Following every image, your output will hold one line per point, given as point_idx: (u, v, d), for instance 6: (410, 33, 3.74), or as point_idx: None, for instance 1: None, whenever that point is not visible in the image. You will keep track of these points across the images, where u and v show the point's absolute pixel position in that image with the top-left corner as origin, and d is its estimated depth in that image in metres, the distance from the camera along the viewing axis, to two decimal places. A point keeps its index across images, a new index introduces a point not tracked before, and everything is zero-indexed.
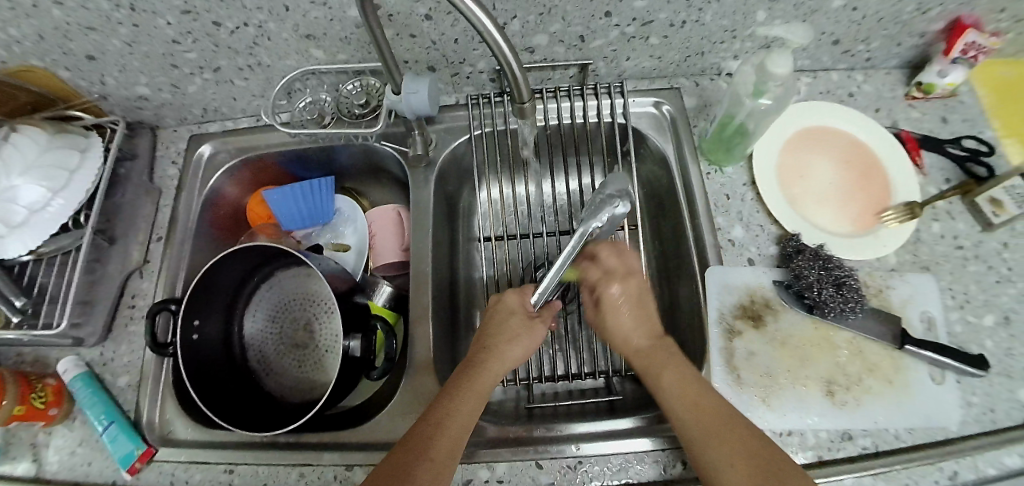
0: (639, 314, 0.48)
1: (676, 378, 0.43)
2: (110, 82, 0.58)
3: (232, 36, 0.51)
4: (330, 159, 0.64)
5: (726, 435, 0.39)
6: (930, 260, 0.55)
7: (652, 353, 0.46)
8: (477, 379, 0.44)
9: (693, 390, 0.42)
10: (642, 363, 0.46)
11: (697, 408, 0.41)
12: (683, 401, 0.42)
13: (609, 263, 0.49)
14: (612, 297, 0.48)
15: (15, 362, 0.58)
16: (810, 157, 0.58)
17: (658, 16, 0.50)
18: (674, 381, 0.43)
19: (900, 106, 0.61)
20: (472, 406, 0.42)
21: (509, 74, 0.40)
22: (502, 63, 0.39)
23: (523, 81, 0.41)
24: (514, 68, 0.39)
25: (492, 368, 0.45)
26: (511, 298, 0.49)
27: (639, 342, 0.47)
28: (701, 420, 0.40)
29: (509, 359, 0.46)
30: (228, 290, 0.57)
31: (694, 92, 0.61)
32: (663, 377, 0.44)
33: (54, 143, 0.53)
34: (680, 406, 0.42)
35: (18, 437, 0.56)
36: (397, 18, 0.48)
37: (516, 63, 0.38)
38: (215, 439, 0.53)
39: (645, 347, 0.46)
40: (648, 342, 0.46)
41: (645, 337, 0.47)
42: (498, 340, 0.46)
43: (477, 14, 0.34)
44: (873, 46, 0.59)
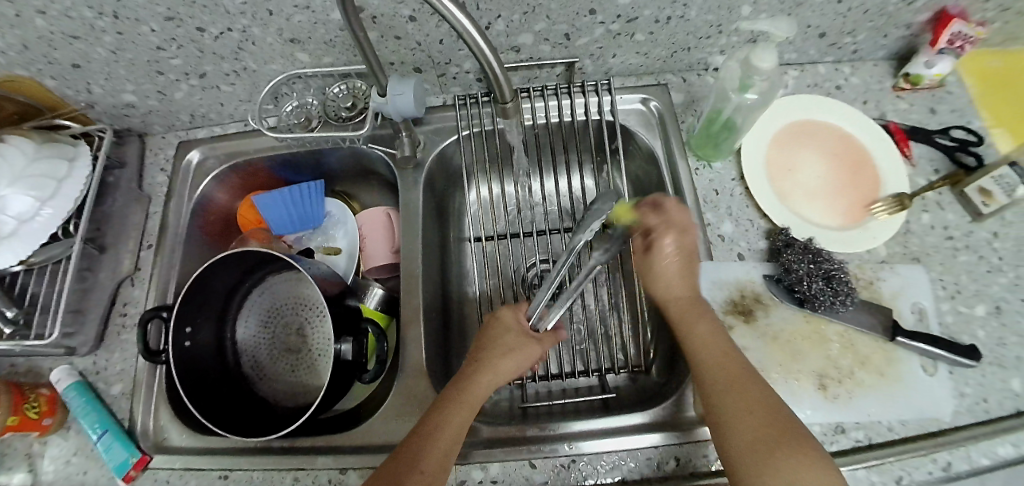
0: (686, 270, 0.46)
1: (709, 333, 0.44)
2: (96, 90, 0.58)
3: (217, 41, 0.51)
4: (319, 163, 0.64)
5: (745, 387, 0.40)
6: (920, 252, 0.55)
7: (689, 305, 0.46)
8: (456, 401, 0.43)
9: (722, 347, 0.43)
10: (678, 312, 0.46)
11: (724, 362, 0.42)
12: (710, 354, 0.42)
13: (654, 221, 0.45)
14: (667, 248, 0.45)
15: (8, 372, 0.58)
16: (798, 151, 0.58)
17: (642, 12, 0.50)
18: (707, 336, 0.43)
19: (889, 97, 0.61)
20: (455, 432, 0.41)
21: (491, 75, 0.41)
22: (482, 62, 0.39)
23: (505, 82, 0.42)
24: (494, 69, 0.39)
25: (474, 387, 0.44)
26: (506, 314, 0.49)
27: (679, 292, 0.46)
28: (722, 374, 0.41)
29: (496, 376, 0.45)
30: (221, 297, 0.57)
31: (681, 88, 0.61)
32: (695, 329, 0.44)
33: (42, 152, 0.53)
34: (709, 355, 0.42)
35: (12, 447, 0.56)
36: (381, 20, 0.48)
37: (497, 63, 0.39)
38: (210, 446, 0.53)
39: (687, 298, 0.46)
40: (687, 300, 0.46)
41: (688, 293, 0.46)
42: (486, 358, 0.46)
43: (455, 13, 0.34)
44: (859, 38, 0.59)
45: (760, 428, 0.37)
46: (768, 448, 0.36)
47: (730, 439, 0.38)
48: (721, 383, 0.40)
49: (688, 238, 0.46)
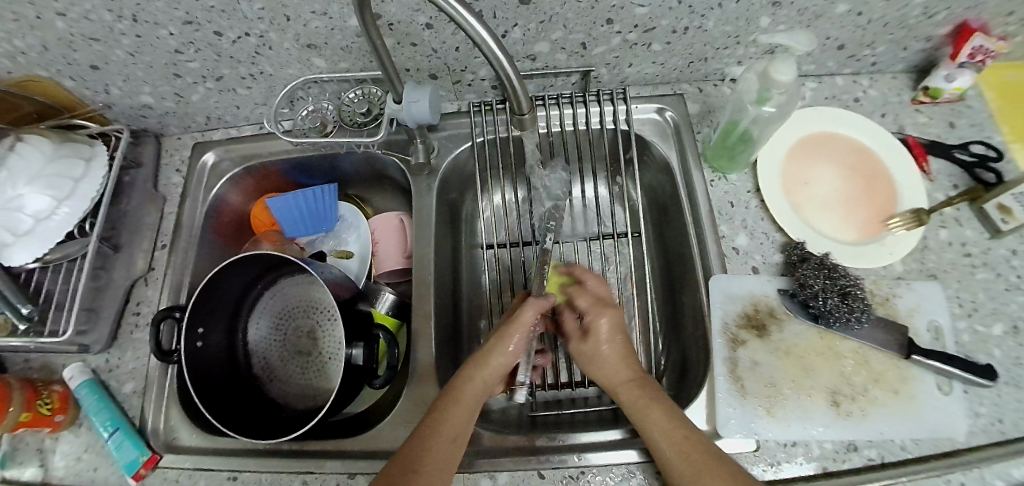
0: (621, 350, 0.47)
1: (662, 416, 0.42)
2: (114, 91, 0.58)
3: (234, 46, 0.51)
4: (333, 167, 0.64)
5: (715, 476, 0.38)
6: (937, 268, 0.54)
7: (637, 387, 0.45)
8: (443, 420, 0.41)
9: (679, 430, 0.41)
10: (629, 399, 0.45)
11: (688, 451, 0.40)
12: (672, 442, 0.41)
13: (586, 304, 0.48)
14: (601, 329, 0.47)
15: (23, 368, 0.58)
16: (814, 164, 0.57)
17: (659, 23, 0.50)
18: (661, 419, 0.42)
19: (907, 111, 0.61)
20: (444, 455, 0.40)
21: (508, 86, 0.41)
22: (499, 73, 0.39)
23: (522, 92, 0.42)
24: (512, 81, 0.40)
25: (461, 403, 0.42)
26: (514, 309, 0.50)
27: (626, 375, 0.46)
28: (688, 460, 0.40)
29: (483, 381, 0.44)
30: (232, 298, 0.57)
31: (697, 98, 0.60)
32: (648, 416, 0.43)
33: (59, 152, 0.54)
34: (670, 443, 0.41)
35: (26, 442, 0.57)
36: (398, 27, 0.48)
37: (515, 73, 0.39)
38: (219, 447, 0.53)
39: (633, 382, 0.45)
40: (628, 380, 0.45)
41: (628, 370, 0.46)
42: (471, 364, 0.45)
43: (474, 25, 0.34)
44: (879, 51, 0.58)
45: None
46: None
47: None
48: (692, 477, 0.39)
49: (615, 311, 0.48)
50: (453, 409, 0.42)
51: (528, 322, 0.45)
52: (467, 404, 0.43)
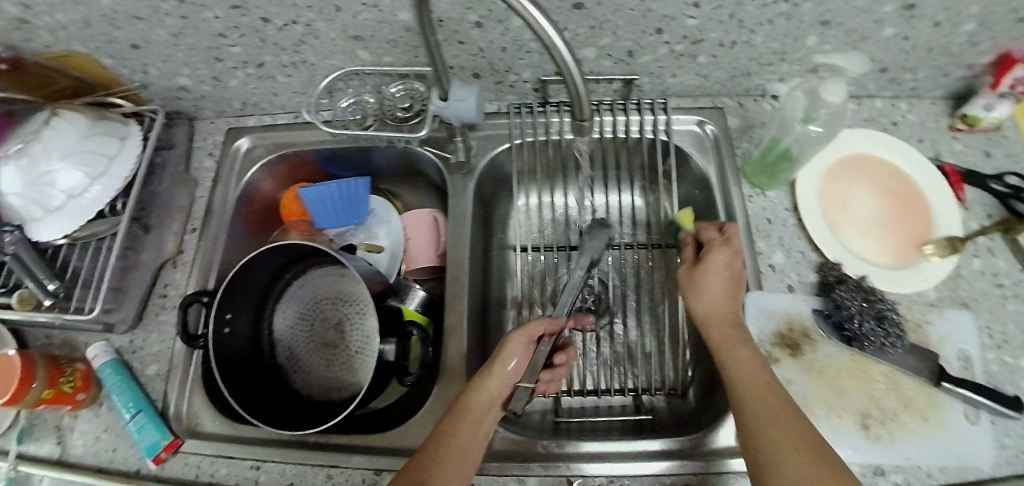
0: (730, 291, 0.45)
1: (748, 357, 0.42)
2: (152, 71, 0.57)
3: (280, 33, 0.50)
4: (366, 160, 0.64)
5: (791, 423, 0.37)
6: (969, 297, 0.54)
7: (734, 328, 0.44)
8: (453, 432, 0.40)
9: (763, 376, 0.41)
10: (717, 334, 0.44)
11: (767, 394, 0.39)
12: (751, 382, 0.40)
13: (710, 234, 0.49)
14: (714, 263, 0.46)
15: (44, 344, 0.58)
16: (853, 186, 0.57)
17: (708, 35, 0.51)
18: (748, 361, 0.42)
19: (944, 138, 0.60)
20: (450, 474, 0.38)
21: (571, 84, 0.39)
22: (564, 72, 0.37)
23: (586, 94, 0.41)
24: (574, 79, 0.38)
25: (467, 419, 0.41)
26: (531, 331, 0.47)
27: (723, 313, 0.45)
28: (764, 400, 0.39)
29: (488, 394, 0.43)
30: (261, 285, 0.57)
31: (737, 112, 0.60)
32: (736, 355, 0.42)
33: (94, 129, 0.54)
34: (747, 383, 0.40)
35: (43, 419, 0.56)
36: (448, 24, 0.48)
37: (579, 74, 0.38)
38: (244, 436, 0.52)
39: (728, 319, 0.44)
40: (725, 321, 0.44)
41: (727, 313, 0.45)
42: (477, 377, 0.44)
43: (543, 26, 0.33)
44: (921, 76, 0.58)
45: (806, 461, 0.34)
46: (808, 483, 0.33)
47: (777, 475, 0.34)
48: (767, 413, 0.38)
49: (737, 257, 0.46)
50: (459, 426, 0.41)
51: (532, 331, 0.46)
52: (475, 418, 0.42)
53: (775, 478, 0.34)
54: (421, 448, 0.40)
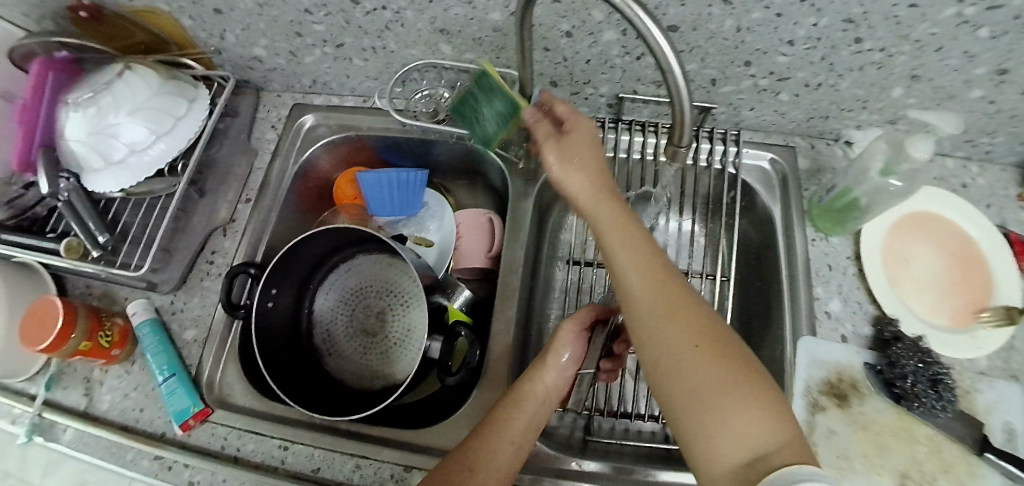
0: (595, 165, 0.40)
1: (632, 238, 0.36)
2: (230, 38, 0.57)
3: (366, 17, 0.50)
4: (426, 152, 0.64)
5: (679, 309, 0.33)
6: (1020, 370, 0.53)
7: (608, 204, 0.38)
8: (507, 421, 0.40)
9: (649, 257, 0.35)
10: (599, 215, 0.38)
11: (661, 286, 0.34)
12: (636, 269, 0.35)
13: (564, 113, 0.43)
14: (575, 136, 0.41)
15: (86, 294, 0.58)
16: (919, 243, 0.56)
17: (795, 74, 0.50)
18: (632, 242, 0.36)
19: (1013, 206, 0.59)
20: (502, 460, 0.38)
21: (676, 107, 0.36)
22: (671, 91, 0.35)
23: (688, 119, 0.37)
24: (682, 103, 0.35)
25: (522, 408, 0.41)
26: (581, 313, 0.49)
27: (593, 182, 0.39)
28: (650, 291, 0.34)
29: (543, 385, 0.43)
30: (308, 265, 0.57)
31: (808, 154, 0.60)
32: (624, 237, 0.36)
33: (165, 88, 0.52)
34: (637, 274, 0.35)
35: (74, 368, 0.56)
36: (538, 30, 0.48)
37: (687, 95, 0.35)
38: (273, 413, 0.52)
39: (598, 188, 0.39)
40: (605, 196, 0.39)
41: (601, 189, 0.39)
42: (533, 369, 0.45)
43: (654, 33, 0.32)
44: (999, 141, 0.57)
45: (696, 359, 0.30)
46: (708, 401, 0.29)
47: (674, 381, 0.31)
48: (655, 308, 0.33)
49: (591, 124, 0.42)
50: (514, 416, 0.41)
51: (583, 320, 0.47)
52: (530, 409, 0.42)
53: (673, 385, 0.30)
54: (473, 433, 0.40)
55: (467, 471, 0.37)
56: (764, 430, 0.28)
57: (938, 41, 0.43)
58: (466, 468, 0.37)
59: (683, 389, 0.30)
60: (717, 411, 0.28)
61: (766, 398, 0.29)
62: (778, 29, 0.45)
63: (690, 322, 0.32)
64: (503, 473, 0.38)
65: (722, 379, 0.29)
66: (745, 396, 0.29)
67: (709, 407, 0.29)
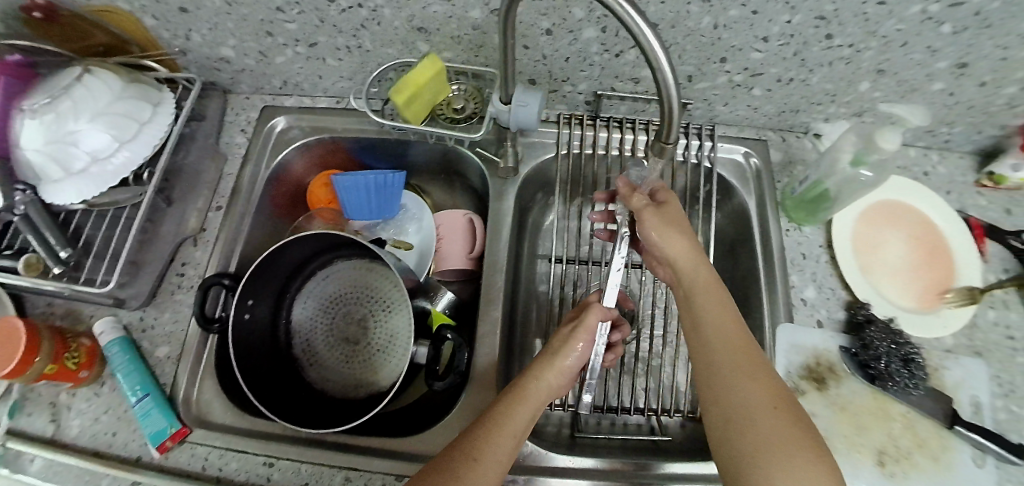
0: (690, 241, 0.44)
1: (723, 309, 0.41)
2: (195, 38, 0.54)
3: (342, 15, 0.48)
4: (402, 153, 0.63)
5: (756, 379, 0.36)
6: (982, 346, 0.56)
7: (702, 275, 0.43)
8: (511, 415, 0.39)
9: (734, 329, 0.39)
10: (694, 283, 0.43)
11: (742, 356, 0.38)
12: (717, 334, 0.39)
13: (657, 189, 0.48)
14: (670, 210, 0.46)
15: (45, 314, 0.55)
16: (887, 229, 0.59)
17: (769, 70, 0.51)
18: (720, 311, 0.41)
19: (970, 192, 0.62)
20: (502, 455, 0.37)
21: (665, 107, 0.36)
22: (660, 91, 0.35)
23: (677, 118, 0.37)
24: (672, 102, 0.35)
25: (524, 405, 0.40)
26: (591, 318, 0.46)
27: (687, 254, 0.44)
28: (728, 355, 0.38)
29: (546, 386, 0.42)
30: (283, 274, 0.55)
31: (780, 147, 0.62)
32: (711, 305, 0.41)
33: (128, 92, 0.50)
34: (718, 339, 0.39)
35: (39, 393, 0.53)
36: (519, 27, 0.47)
37: (677, 95, 0.35)
38: (255, 429, 0.50)
39: (696, 262, 0.44)
40: (698, 265, 0.44)
41: (693, 258, 0.44)
42: (538, 366, 0.43)
43: (645, 34, 0.32)
44: (956, 130, 0.60)
45: (770, 425, 0.34)
46: (782, 450, 0.32)
47: (742, 439, 0.34)
48: (733, 372, 0.37)
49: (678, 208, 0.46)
50: (517, 410, 0.39)
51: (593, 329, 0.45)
52: (532, 407, 0.40)
53: (740, 440, 0.34)
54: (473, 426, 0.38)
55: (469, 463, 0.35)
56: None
57: (902, 36, 0.45)
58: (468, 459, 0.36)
59: (750, 447, 0.33)
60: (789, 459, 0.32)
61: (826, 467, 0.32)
62: (753, 26, 0.46)
63: (767, 392, 0.36)
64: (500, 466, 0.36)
65: (788, 447, 0.32)
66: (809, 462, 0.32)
67: (782, 455, 0.32)
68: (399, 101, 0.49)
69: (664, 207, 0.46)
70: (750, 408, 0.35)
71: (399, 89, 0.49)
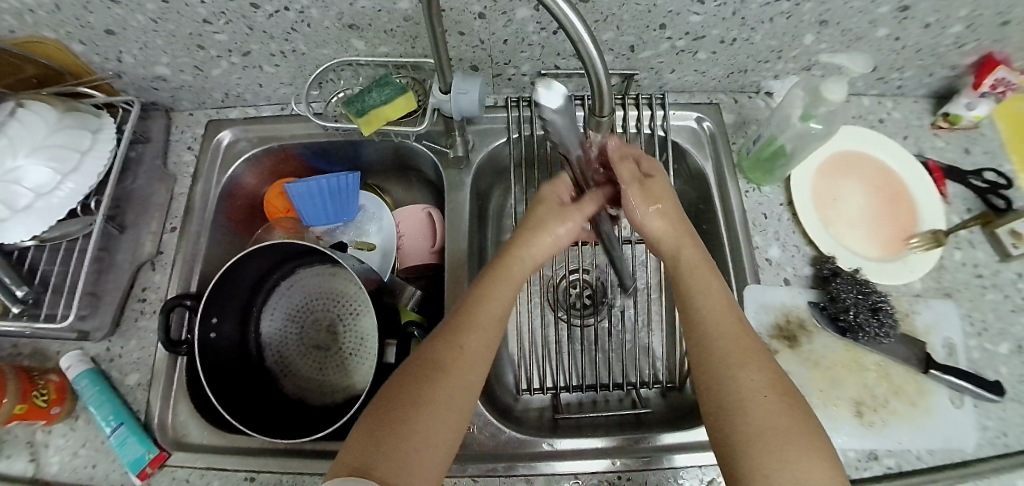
0: (676, 224, 0.43)
1: (718, 294, 0.40)
2: (127, 59, 0.53)
3: (270, 20, 0.47)
4: (356, 154, 0.62)
5: (750, 362, 0.36)
6: (952, 287, 0.56)
7: (699, 261, 0.42)
8: (490, 296, 0.40)
9: (731, 314, 0.39)
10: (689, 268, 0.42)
11: (736, 342, 0.37)
12: (711, 319, 0.39)
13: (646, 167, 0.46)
14: (657, 189, 0.44)
15: (10, 355, 0.54)
16: (845, 181, 0.59)
17: (710, 32, 0.51)
18: (717, 297, 0.40)
19: (926, 135, 0.62)
20: (485, 334, 0.38)
21: (594, 80, 0.35)
22: (586, 66, 0.33)
23: (608, 91, 0.36)
24: (599, 76, 0.34)
25: (506, 285, 0.41)
26: (590, 204, 0.44)
27: (670, 237, 0.43)
28: (723, 340, 0.37)
29: (532, 262, 0.43)
30: (246, 288, 0.55)
31: (732, 109, 0.62)
32: (707, 289, 0.40)
33: (64, 122, 0.49)
34: (712, 325, 0.38)
35: (13, 435, 0.52)
36: (450, 14, 0.46)
37: (603, 68, 0.33)
38: (234, 446, 0.50)
39: (689, 249, 0.42)
40: (693, 249, 0.42)
41: (685, 241, 0.43)
42: (531, 235, 0.42)
43: (568, 16, 0.30)
44: (906, 75, 0.59)
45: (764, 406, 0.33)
46: (778, 435, 0.32)
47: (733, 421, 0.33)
48: (727, 356, 0.36)
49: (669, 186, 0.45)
50: (498, 289, 0.41)
51: (589, 215, 0.44)
52: (512, 284, 0.41)
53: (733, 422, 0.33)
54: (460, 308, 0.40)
55: (455, 350, 0.37)
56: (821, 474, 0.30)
57: None
58: (454, 346, 0.37)
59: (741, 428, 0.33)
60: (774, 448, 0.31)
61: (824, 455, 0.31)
62: None
63: (763, 376, 0.35)
64: (483, 364, 0.38)
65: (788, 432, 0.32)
66: (805, 446, 0.31)
67: (771, 443, 0.31)
68: (367, 132, 0.52)
69: (650, 183, 0.44)
70: (743, 390, 0.34)
71: (367, 121, 0.51)
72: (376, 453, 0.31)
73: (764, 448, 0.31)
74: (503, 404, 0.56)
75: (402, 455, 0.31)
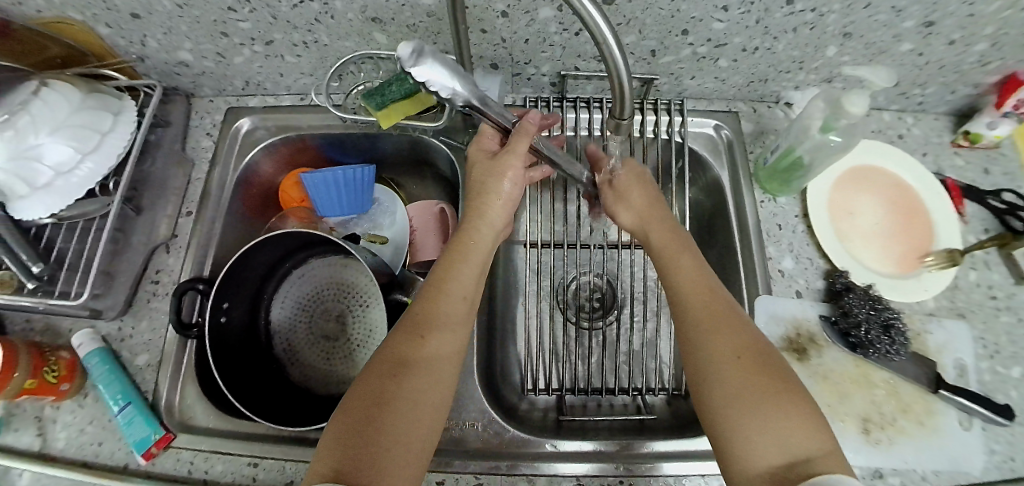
0: (647, 209, 0.47)
1: (689, 263, 0.41)
2: (151, 44, 0.54)
3: (294, 10, 0.48)
4: (372, 147, 0.63)
5: (723, 323, 0.37)
6: (965, 308, 0.56)
7: (671, 240, 0.44)
8: (450, 277, 0.40)
9: (704, 280, 0.40)
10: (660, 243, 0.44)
11: (709, 307, 0.38)
12: (688, 286, 0.40)
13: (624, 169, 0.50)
14: (628, 186, 0.48)
15: (24, 330, 0.55)
16: (861, 195, 0.58)
17: (733, 40, 0.51)
18: (690, 265, 0.41)
19: (946, 153, 0.62)
20: (450, 316, 0.39)
21: (615, 81, 0.35)
22: (609, 68, 0.34)
23: (630, 94, 0.36)
24: (621, 78, 0.34)
25: (466, 265, 0.41)
26: (518, 143, 0.41)
27: (644, 223, 0.46)
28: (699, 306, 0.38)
29: (483, 223, 0.43)
30: (258, 275, 0.55)
31: (751, 118, 0.62)
32: (676, 260, 0.42)
33: (86, 102, 0.49)
34: (688, 294, 0.39)
35: (23, 409, 0.53)
36: (473, 11, 0.46)
37: (626, 71, 0.34)
38: (237, 431, 0.50)
39: (663, 230, 0.45)
40: (662, 230, 0.45)
41: (660, 222, 0.45)
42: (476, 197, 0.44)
43: (593, 17, 0.30)
44: (928, 92, 0.59)
45: (733, 370, 0.34)
46: (753, 397, 0.33)
47: (708, 388, 0.35)
48: (700, 319, 0.37)
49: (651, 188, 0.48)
50: (461, 272, 0.41)
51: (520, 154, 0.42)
52: (477, 263, 0.42)
53: (709, 388, 0.35)
54: (422, 295, 0.40)
55: (416, 342, 0.36)
56: (801, 441, 0.31)
57: None
58: (415, 338, 0.37)
59: (716, 392, 0.34)
60: (750, 413, 0.32)
61: (803, 416, 0.32)
62: None
63: (737, 337, 0.36)
64: (454, 354, 0.38)
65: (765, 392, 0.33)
66: (784, 406, 0.32)
67: (743, 405, 0.33)
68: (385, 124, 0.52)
69: (623, 183, 0.49)
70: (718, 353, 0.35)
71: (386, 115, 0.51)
72: (358, 452, 0.31)
73: (739, 411, 0.33)
74: (507, 402, 0.56)
75: (378, 450, 0.31)
